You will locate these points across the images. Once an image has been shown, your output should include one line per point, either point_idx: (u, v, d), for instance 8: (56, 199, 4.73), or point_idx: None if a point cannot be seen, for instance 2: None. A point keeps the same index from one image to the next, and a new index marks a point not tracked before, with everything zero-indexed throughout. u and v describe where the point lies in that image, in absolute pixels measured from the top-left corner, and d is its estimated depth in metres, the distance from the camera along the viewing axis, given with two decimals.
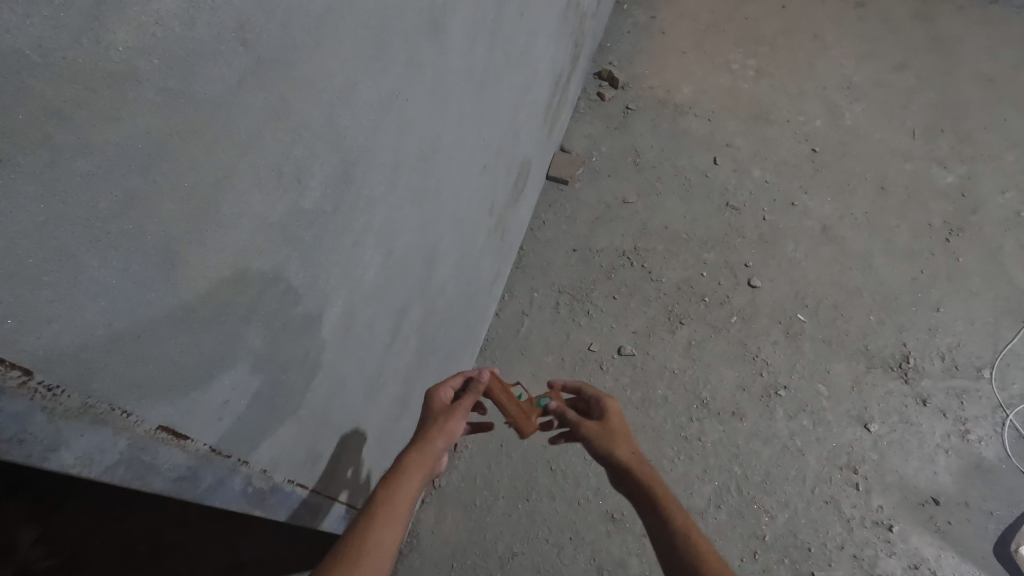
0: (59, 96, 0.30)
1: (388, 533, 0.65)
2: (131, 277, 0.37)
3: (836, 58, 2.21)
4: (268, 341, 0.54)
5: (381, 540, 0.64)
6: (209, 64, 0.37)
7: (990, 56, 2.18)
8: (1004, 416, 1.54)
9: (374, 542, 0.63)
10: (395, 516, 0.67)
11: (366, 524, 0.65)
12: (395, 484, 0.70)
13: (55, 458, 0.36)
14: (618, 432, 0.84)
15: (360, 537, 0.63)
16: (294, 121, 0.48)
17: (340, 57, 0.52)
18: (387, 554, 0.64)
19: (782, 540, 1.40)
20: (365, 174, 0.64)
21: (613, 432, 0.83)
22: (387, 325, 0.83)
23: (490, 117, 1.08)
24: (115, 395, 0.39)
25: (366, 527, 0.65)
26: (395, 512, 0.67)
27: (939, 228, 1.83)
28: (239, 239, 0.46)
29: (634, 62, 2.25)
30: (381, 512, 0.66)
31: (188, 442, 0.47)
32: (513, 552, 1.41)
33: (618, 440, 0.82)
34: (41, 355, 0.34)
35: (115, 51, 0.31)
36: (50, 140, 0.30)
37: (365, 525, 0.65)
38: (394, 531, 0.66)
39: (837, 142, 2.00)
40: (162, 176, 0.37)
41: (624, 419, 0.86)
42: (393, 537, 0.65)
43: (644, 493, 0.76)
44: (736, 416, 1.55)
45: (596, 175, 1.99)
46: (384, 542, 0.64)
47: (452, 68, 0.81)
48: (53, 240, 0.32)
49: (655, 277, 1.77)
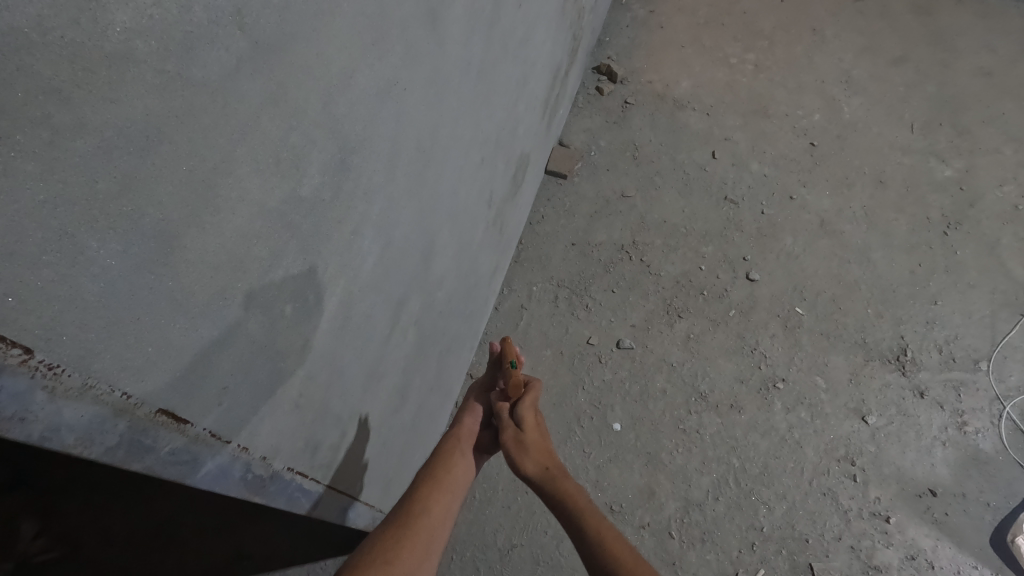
0: (58, 75, 0.30)
1: (437, 501, 0.76)
2: (131, 260, 0.37)
3: (834, 52, 2.21)
4: (268, 327, 0.55)
5: (431, 505, 0.75)
6: (207, 48, 0.38)
7: (989, 49, 2.18)
8: (1001, 408, 1.55)
9: (425, 507, 0.74)
10: (442, 486, 0.78)
11: (420, 497, 0.76)
12: (449, 462, 0.83)
13: (56, 439, 0.36)
14: (534, 443, 0.84)
15: (413, 505, 0.74)
16: (291, 107, 0.48)
17: (337, 43, 0.52)
18: (439, 516, 0.74)
19: (780, 531, 1.41)
20: (363, 163, 0.64)
21: (527, 444, 0.84)
22: (385, 314, 0.84)
23: (488, 109, 1.08)
24: (115, 376, 0.39)
25: (417, 498, 0.75)
26: (443, 487, 0.79)
27: (937, 222, 1.83)
28: (237, 224, 0.46)
29: (633, 57, 2.24)
30: (430, 487, 0.78)
31: (187, 426, 0.48)
32: (512, 544, 1.42)
33: (531, 453, 0.83)
34: (41, 334, 0.34)
35: (113, 32, 0.32)
36: (50, 119, 0.30)
37: (416, 496, 0.76)
38: (445, 500, 0.77)
39: (836, 136, 2.00)
40: (161, 160, 0.37)
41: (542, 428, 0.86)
42: (444, 506, 0.76)
43: (557, 503, 0.77)
44: (734, 408, 1.56)
45: (595, 170, 1.99)
46: (435, 508, 0.75)
47: (449, 59, 0.81)
48: (53, 219, 0.32)
49: (653, 271, 1.78)
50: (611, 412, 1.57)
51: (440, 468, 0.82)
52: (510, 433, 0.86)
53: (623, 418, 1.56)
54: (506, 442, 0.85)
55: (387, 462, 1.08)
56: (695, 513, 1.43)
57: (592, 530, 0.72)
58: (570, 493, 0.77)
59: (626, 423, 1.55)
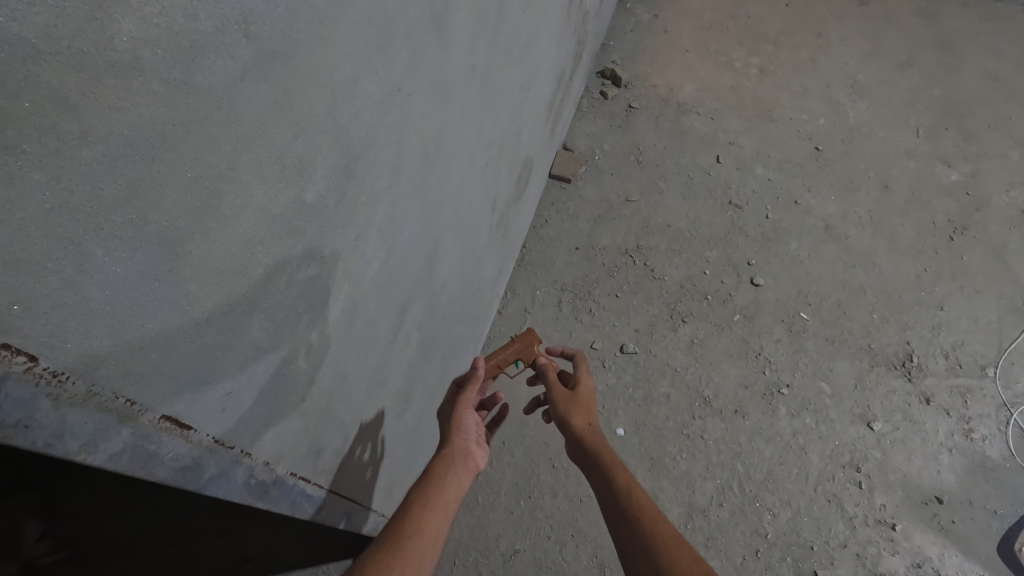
0: (65, 84, 0.30)
1: (429, 521, 0.72)
2: (135, 267, 0.37)
3: (839, 56, 2.20)
4: (271, 332, 0.55)
5: (423, 525, 0.71)
6: (213, 55, 0.38)
7: (995, 53, 2.17)
8: (1007, 414, 1.54)
9: (416, 526, 0.70)
10: (433, 505, 0.75)
11: (410, 512, 0.72)
12: (441, 480, 0.80)
13: (59, 444, 0.36)
14: (582, 403, 0.93)
15: (405, 523, 0.70)
16: (296, 113, 0.48)
17: (343, 50, 0.52)
18: (430, 537, 0.70)
19: (785, 538, 1.40)
20: (368, 169, 0.64)
21: (579, 400, 0.94)
22: (389, 318, 0.84)
23: (492, 114, 1.08)
24: (119, 383, 0.39)
25: (410, 515, 0.72)
26: (435, 503, 0.75)
27: (943, 226, 1.82)
28: (241, 231, 0.46)
29: (637, 61, 2.24)
30: (423, 505, 0.74)
31: (191, 433, 0.48)
32: (515, 549, 1.43)
33: (579, 408, 0.92)
34: (45, 342, 0.34)
35: (120, 41, 0.32)
36: (56, 128, 0.30)
37: (408, 514, 0.72)
38: (436, 518, 0.73)
39: (841, 140, 2.00)
40: (165, 167, 0.37)
41: (592, 392, 0.96)
42: (435, 523, 0.72)
43: (598, 453, 0.84)
44: (739, 414, 1.55)
45: (599, 174, 1.99)
46: (427, 528, 0.71)
47: (454, 64, 0.81)
48: (58, 227, 0.32)
49: (657, 275, 1.78)
50: (615, 417, 1.56)
51: (433, 487, 0.78)
52: (562, 391, 0.96)
53: (627, 423, 1.55)
54: (558, 401, 0.94)
55: (391, 466, 1.08)
56: (699, 519, 1.43)
57: (620, 483, 0.78)
58: (605, 449, 0.84)
59: (630, 428, 1.55)
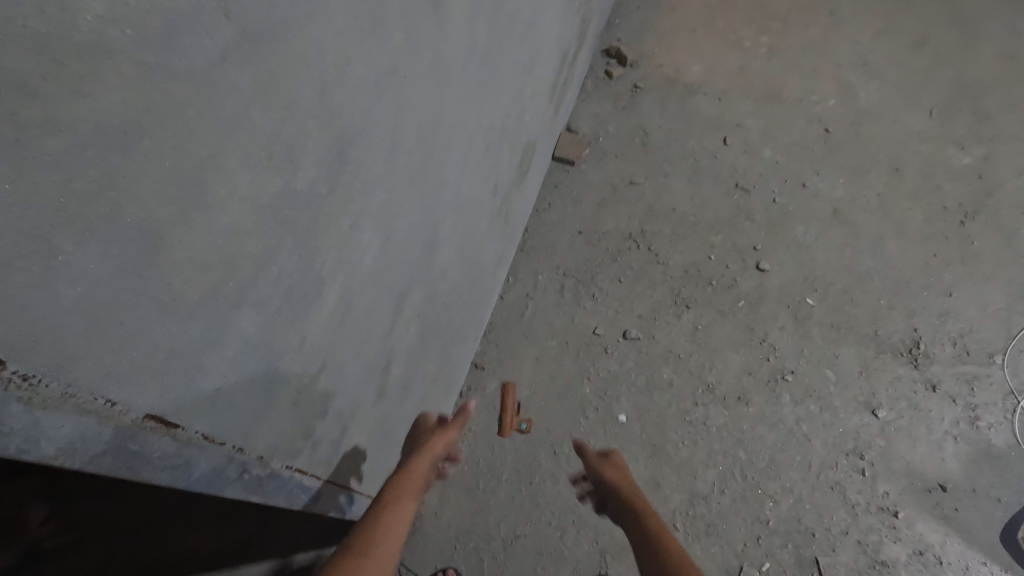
0: (25, 68, 0.28)
1: (395, 527, 0.73)
2: (111, 262, 0.35)
3: (851, 34, 2.14)
4: (262, 326, 0.53)
5: (391, 533, 0.71)
6: (190, 37, 0.35)
7: (1013, 32, 2.10)
8: (1015, 402, 1.52)
9: (384, 533, 0.71)
10: (401, 511, 0.75)
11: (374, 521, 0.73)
12: (404, 490, 0.80)
13: (35, 449, 0.35)
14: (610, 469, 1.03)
15: (371, 531, 0.71)
16: (283, 99, 0.46)
17: (334, 31, 0.50)
18: (395, 543, 0.71)
19: (786, 525, 1.41)
20: (362, 155, 0.62)
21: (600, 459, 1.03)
22: (387, 307, 0.82)
23: (493, 96, 1.05)
24: (98, 384, 0.37)
25: (376, 524, 0.72)
26: (400, 513, 0.75)
27: (954, 211, 1.78)
28: (227, 221, 0.44)
29: (643, 39, 2.19)
30: (387, 510, 0.75)
31: (178, 430, 0.46)
32: (517, 534, 1.44)
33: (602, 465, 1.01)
34: (14, 342, 0.32)
35: (84, 21, 0.29)
36: (16, 116, 0.28)
37: (375, 522, 0.72)
38: (400, 525, 0.74)
39: (851, 122, 1.95)
40: (141, 155, 0.35)
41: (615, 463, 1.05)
42: (398, 531, 0.72)
43: None
44: (742, 401, 1.54)
45: (603, 156, 1.96)
46: (392, 534, 0.71)
47: (452, 45, 0.78)
48: (24, 223, 0.30)
49: (661, 260, 1.75)
50: (617, 404, 1.56)
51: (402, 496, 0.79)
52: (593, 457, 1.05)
53: (629, 410, 1.56)
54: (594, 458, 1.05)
55: (390, 455, 1.07)
56: (700, 506, 1.44)
57: None
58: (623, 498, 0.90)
59: (632, 414, 1.55)
